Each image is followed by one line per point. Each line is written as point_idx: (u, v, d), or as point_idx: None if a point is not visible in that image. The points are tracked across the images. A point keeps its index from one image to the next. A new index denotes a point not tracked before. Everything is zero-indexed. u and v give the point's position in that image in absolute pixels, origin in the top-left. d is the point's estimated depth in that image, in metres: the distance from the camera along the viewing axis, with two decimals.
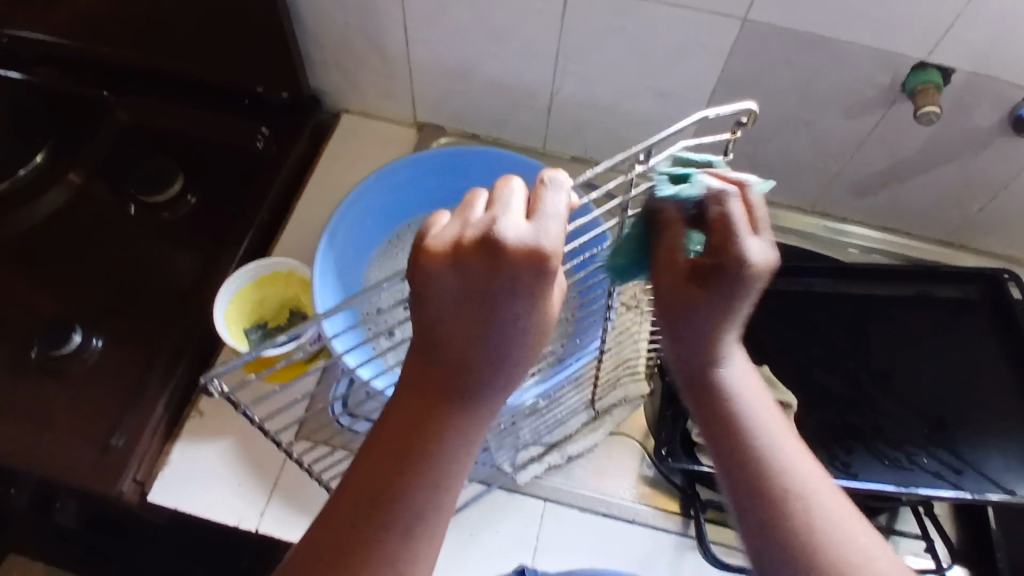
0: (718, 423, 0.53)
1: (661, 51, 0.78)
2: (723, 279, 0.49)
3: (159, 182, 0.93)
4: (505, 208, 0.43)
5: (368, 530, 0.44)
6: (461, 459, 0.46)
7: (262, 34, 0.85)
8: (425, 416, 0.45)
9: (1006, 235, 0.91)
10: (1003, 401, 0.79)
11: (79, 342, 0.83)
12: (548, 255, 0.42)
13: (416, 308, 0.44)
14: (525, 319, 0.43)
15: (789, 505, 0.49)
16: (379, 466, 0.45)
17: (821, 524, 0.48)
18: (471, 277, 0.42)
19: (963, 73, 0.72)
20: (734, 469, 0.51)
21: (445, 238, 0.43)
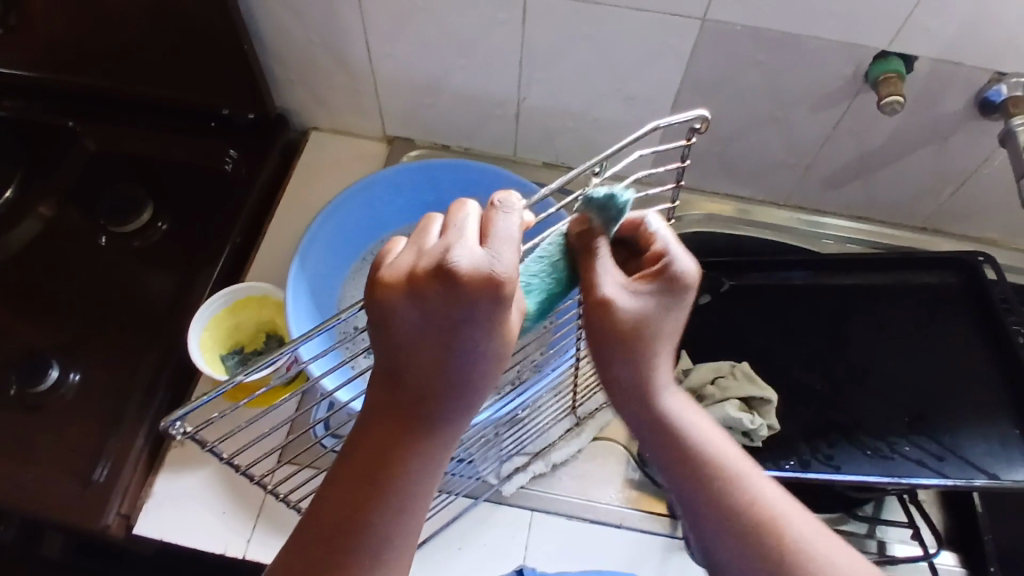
0: (672, 466, 0.51)
1: (625, 54, 0.78)
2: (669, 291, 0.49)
3: (125, 213, 0.94)
4: (459, 234, 0.41)
5: (335, 550, 0.44)
6: (424, 485, 0.45)
7: (224, 56, 0.84)
8: (387, 444, 0.44)
9: (980, 219, 0.91)
10: (984, 385, 0.79)
11: (56, 376, 0.84)
12: (503, 281, 0.40)
13: (377, 339, 0.43)
14: (487, 346, 0.42)
15: (759, 528, 0.48)
16: (340, 498, 0.44)
17: (804, 541, 0.47)
18: (428, 308, 0.41)
19: (927, 60, 0.72)
20: (698, 515, 0.49)
21: (402, 269, 0.42)
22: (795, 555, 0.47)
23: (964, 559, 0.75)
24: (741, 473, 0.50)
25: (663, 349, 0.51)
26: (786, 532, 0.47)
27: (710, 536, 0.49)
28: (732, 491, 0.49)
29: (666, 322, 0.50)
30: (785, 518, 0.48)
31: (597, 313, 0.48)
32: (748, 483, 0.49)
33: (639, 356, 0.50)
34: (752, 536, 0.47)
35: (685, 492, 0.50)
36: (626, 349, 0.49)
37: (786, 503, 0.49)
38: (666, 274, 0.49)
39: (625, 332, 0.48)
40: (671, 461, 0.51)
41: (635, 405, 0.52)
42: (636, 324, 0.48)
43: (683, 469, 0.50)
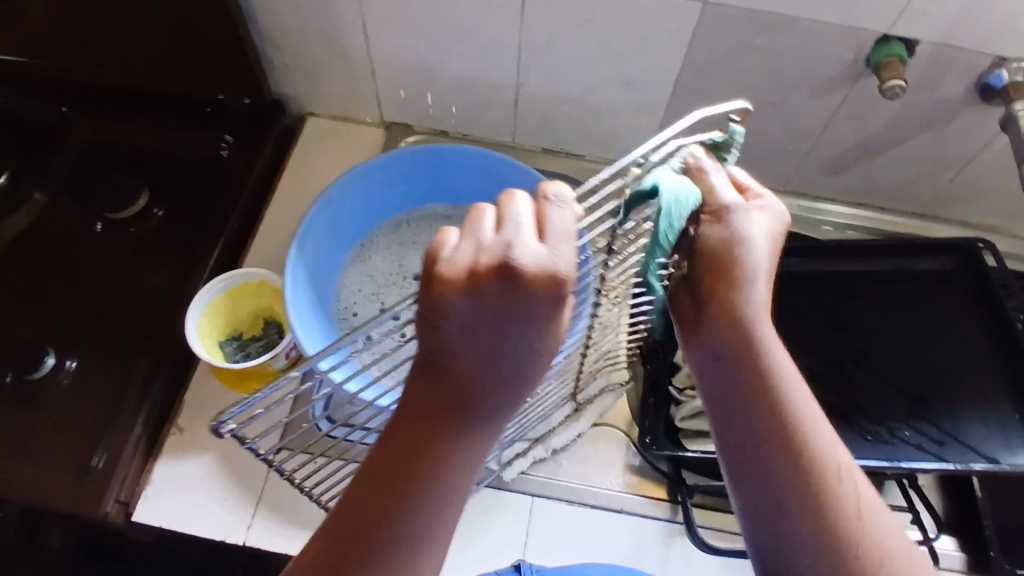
0: (759, 405, 0.46)
1: (626, 38, 0.77)
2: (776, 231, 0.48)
3: (122, 198, 0.92)
4: (518, 232, 0.41)
5: (376, 535, 0.43)
6: (468, 474, 0.44)
7: (220, 40, 0.83)
8: (435, 434, 0.43)
9: (978, 205, 0.92)
10: (984, 370, 0.79)
11: (53, 364, 0.83)
12: (566, 281, 0.40)
13: (427, 333, 0.42)
14: (541, 343, 0.42)
15: (839, 482, 0.45)
16: (385, 481, 0.43)
17: (875, 511, 0.45)
18: (488, 306, 0.41)
19: (929, 44, 0.72)
20: (767, 459, 0.46)
21: (460, 266, 0.41)
22: (864, 524, 0.44)
23: (962, 543, 0.75)
24: (823, 426, 0.46)
25: (761, 283, 0.47)
26: (860, 500, 0.45)
27: (778, 484, 0.45)
28: (808, 441, 0.45)
29: (767, 246, 0.47)
30: (859, 483, 0.45)
31: (714, 221, 0.47)
32: (827, 436, 0.46)
33: (745, 271, 0.46)
34: (820, 494, 0.44)
35: (772, 436, 0.46)
36: (732, 270, 0.46)
37: (857, 469, 0.46)
38: (766, 205, 0.48)
39: (734, 246, 0.46)
40: (750, 393, 0.47)
41: (729, 323, 0.47)
42: (746, 240, 0.46)
43: (768, 398, 0.46)
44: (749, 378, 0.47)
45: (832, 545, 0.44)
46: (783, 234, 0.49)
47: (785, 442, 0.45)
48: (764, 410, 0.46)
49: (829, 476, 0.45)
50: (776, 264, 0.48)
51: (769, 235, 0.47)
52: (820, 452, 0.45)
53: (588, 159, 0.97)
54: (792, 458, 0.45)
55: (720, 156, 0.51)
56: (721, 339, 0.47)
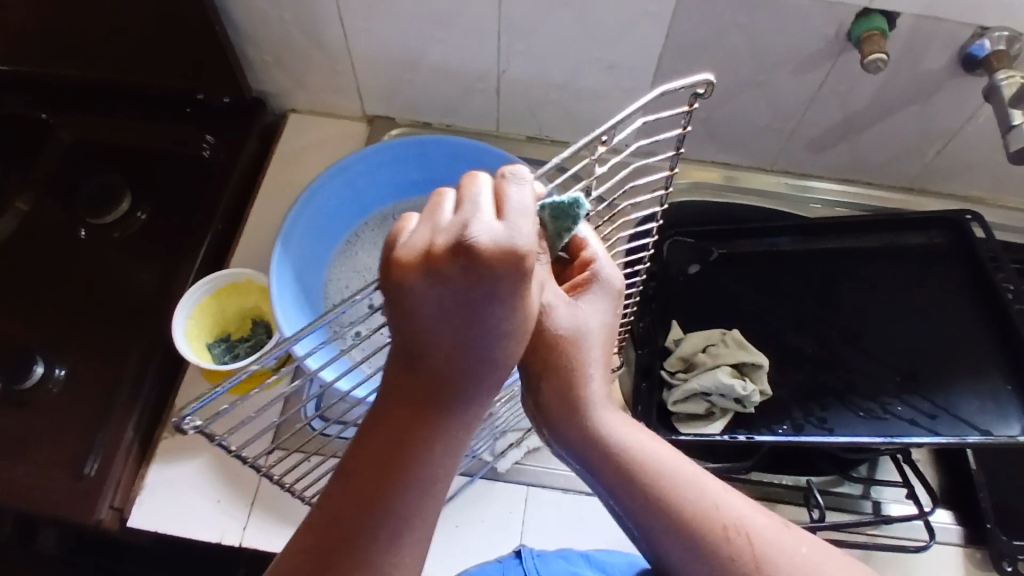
0: (621, 491, 0.48)
1: (605, 22, 0.76)
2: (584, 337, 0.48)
3: (105, 201, 0.92)
4: (475, 209, 0.40)
5: (355, 533, 0.43)
6: (447, 464, 0.44)
7: (196, 39, 0.83)
8: (407, 426, 0.43)
9: (965, 177, 0.91)
10: (974, 343, 0.79)
11: (41, 372, 0.83)
12: (525, 254, 0.39)
13: (393, 321, 0.42)
14: (509, 324, 0.41)
15: (727, 536, 0.47)
16: (361, 478, 0.44)
17: (774, 554, 0.46)
18: (449, 287, 0.39)
19: (909, 17, 0.71)
20: (648, 533, 0.48)
21: (417, 247, 0.40)
22: (765, 567, 0.46)
23: (959, 518, 0.75)
24: (693, 487, 0.48)
25: (590, 368, 0.47)
26: (756, 544, 0.46)
27: (662, 545, 0.48)
28: (677, 509, 0.47)
29: (598, 338, 0.47)
30: (750, 529, 0.47)
31: (537, 323, 0.46)
32: (700, 491, 0.48)
33: (573, 367, 0.46)
34: (708, 552, 0.46)
35: (635, 515, 0.48)
36: (568, 368, 0.46)
37: (750, 513, 0.48)
38: (598, 289, 0.48)
39: (567, 348, 0.46)
40: (611, 480, 0.48)
41: (567, 422, 0.48)
42: (578, 335, 0.46)
43: (630, 482, 0.47)
44: (598, 470, 0.48)
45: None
46: (615, 310, 0.49)
47: (654, 514, 0.47)
48: (632, 490, 0.47)
49: (713, 532, 0.47)
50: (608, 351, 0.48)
51: (592, 327, 0.47)
52: (697, 512, 0.47)
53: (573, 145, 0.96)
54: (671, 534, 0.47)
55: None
56: (570, 436, 0.48)
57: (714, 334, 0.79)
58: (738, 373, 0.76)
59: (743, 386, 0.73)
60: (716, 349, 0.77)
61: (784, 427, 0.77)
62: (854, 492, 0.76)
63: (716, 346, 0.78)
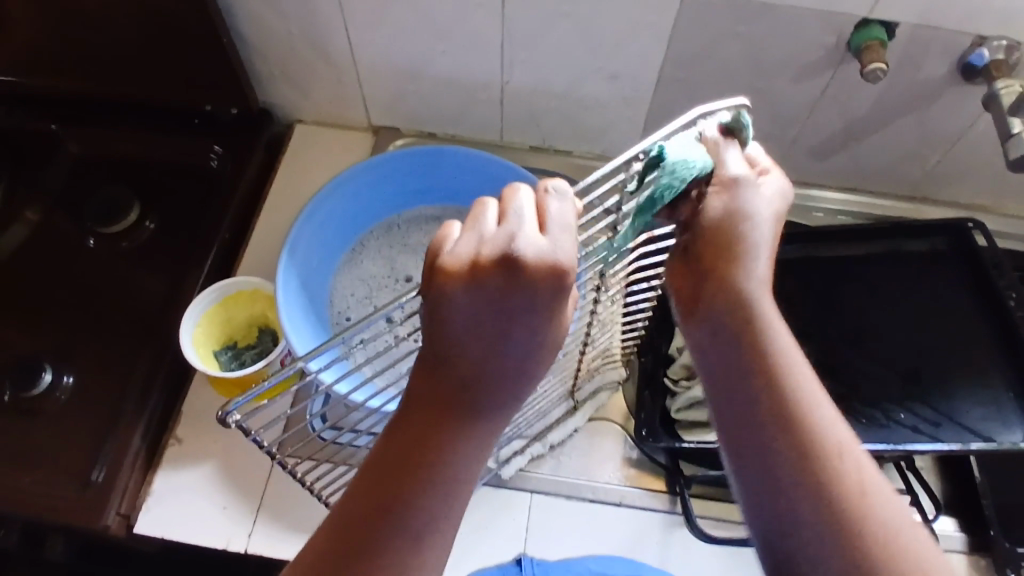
0: (756, 382, 0.48)
1: (606, 32, 0.77)
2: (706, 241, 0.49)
3: (114, 211, 0.93)
4: (521, 223, 0.42)
5: (383, 520, 0.43)
6: (475, 463, 0.44)
7: (204, 51, 0.84)
8: (442, 416, 0.44)
9: (968, 185, 0.92)
10: (977, 349, 0.79)
11: (50, 379, 0.83)
12: (568, 271, 0.41)
13: (431, 321, 0.43)
14: (543, 335, 0.43)
15: (841, 462, 0.45)
16: (392, 464, 0.44)
17: (880, 500, 0.44)
18: (491, 297, 0.41)
19: (907, 27, 0.72)
20: (765, 436, 0.46)
21: (462, 258, 0.42)
22: (869, 506, 0.44)
23: (962, 525, 0.75)
24: (821, 407, 0.47)
25: (759, 254, 0.49)
26: (863, 477, 0.45)
27: (768, 451, 0.46)
28: (808, 419, 0.46)
29: (770, 222, 0.49)
30: (862, 466, 0.45)
31: (715, 189, 0.48)
32: (821, 416, 0.46)
33: (743, 246, 0.48)
34: (822, 473, 0.45)
35: (767, 408, 0.47)
36: (730, 241, 0.49)
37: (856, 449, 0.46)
38: (771, 180, 0.50)
39: (734, 220, 0.48)
40: (750, 370, 0.48)
41: (724, 298, 0.49)
42: (746, 210, 0.48)
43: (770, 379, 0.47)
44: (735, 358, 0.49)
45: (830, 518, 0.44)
46: (786, 209, 0.50)
47: (776, 416, 0.46)
48: (765, 389, 0.47)
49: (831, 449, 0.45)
50: (777, 244, 0.50)
51: (773, 213, 0.49)
52: (818, 431, 0.46)
53: (576, 154, 0.97)
54: (794, 447, 0.45)
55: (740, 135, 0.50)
56: (717, 318, 0.49)
57: None
58: None
59: None
60: None
61: None
62: None
63: None
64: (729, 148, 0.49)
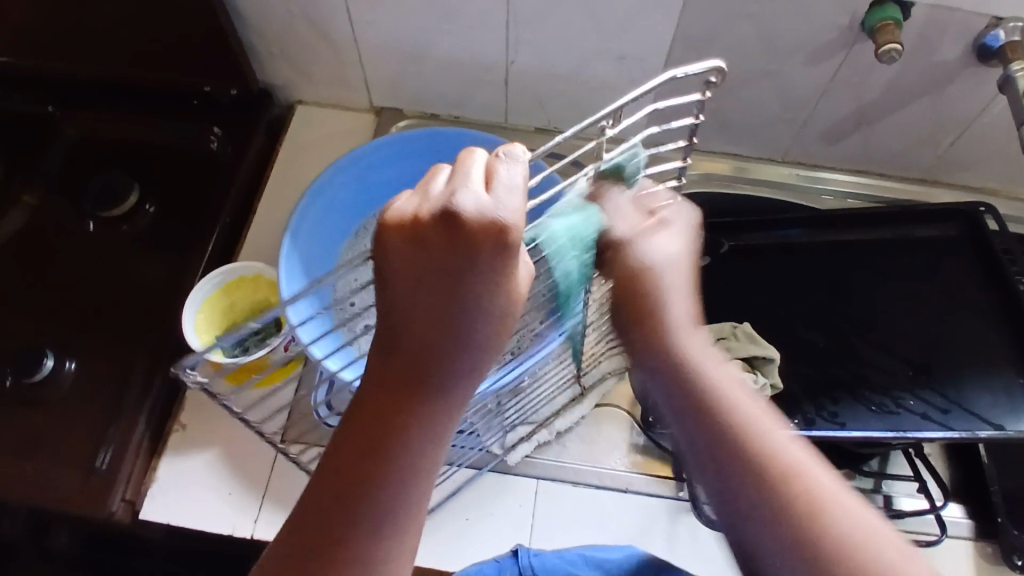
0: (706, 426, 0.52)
1: (613, 13, 0.76)
2: (630, 282, 0.53)
3: (113, 196, 0.91)
4: (465, 179, 0.40)
5: (333, 524, 0.43)
6: (428, 454, 0.44)
7: (201, 31, 0.82)
8: (387, 411, 0.43)
9: (980, 168, 0.90)
10: (986, 335, 0.78)
11: (51, 365, 0.82)
12: (510, 228, 0.39)
13: (379, 291, 0.42)
14: (491, 301, 0.41)
15: (795, 480, 0.48)
16: (341, 466, 0.43)
17: (835, 504, 0.47)
18: (433, 256, 0.40)
19: (923, 7, 0.70)
20: (718, 465, 0.50)
21: (405, 215, 0.40)
22: (830, 516, 0.47)
23: (970, 511, 0.75)
24: (770, 429, 0.51)
25: (677, 291, 0.54)
26: (812, 494, 0.47)
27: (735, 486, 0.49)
28: (756, 444, 0.50)
29: (679, 262, 0.54)
30: (817, 476, 0.48)
31: (614, 256, 0.53)
32: (771, 436, 0.50)
33: (657, 290, 0.53)
34: (787, 495, 0.47)
35: (715, 448, 0.51)
36: (641, 290, 0.53)
37: (814, 465, 0.49)
38: (672, 218, 0.55)
39: (642, 267, 0.53)
40: (689, 411, 0.52)
41: (653, 346, 0.54)
42: (648, 264, 0.53)
43: (708, 413, 0.52)
44: (682, 404, 0.53)
45: (778, 518, 0.47)
46: (693, 240, 0.56)
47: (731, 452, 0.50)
48: (708, 433, 0.51)
49: (783, 473, 0.48)
50: (695, 281, 0.56)
51: (682, 254, 0.54)
52: (773, 453, 0.49)
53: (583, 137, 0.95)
54: (751, 480, 0.49)
55: (623, 178, 0.50)
56: (657, 362, 0.54)
57: (725, 327, 0.79)
58: (749, 368, 0.75)
59: (753, 380, 0.73)
60: (727, 343, 0.76)
61: (795, 421, 0.76)
62: (865, 486, 0.76)
63: (728, 339, 0.77)
64: (620, 195, 0.51)
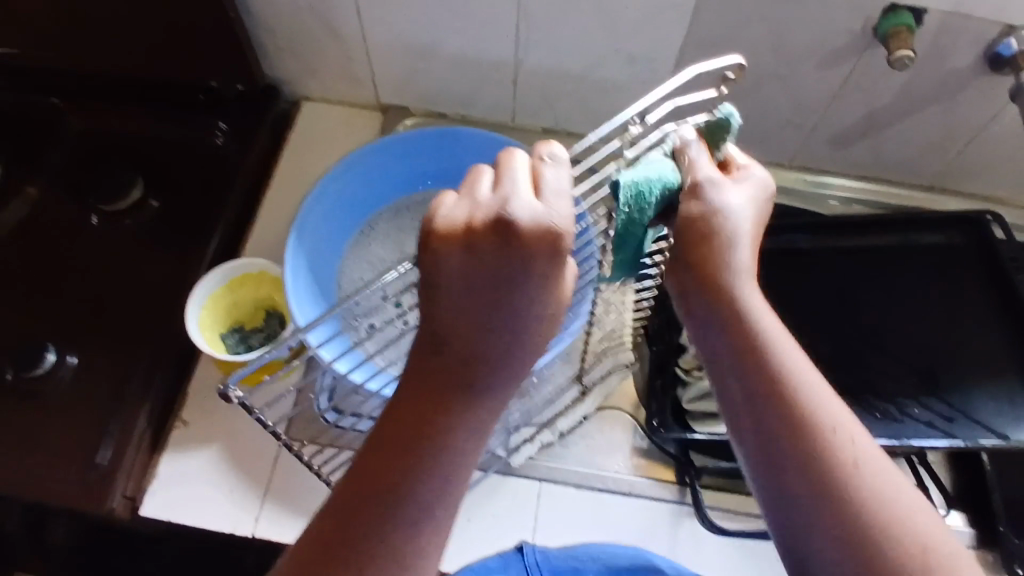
0: (749, 381, 0.46)
1: (624, 14, 0.75)
2: (705, 225, 0.47)
3: (116, 189, 0.90)
4: (515, 186, 0.41)
5: (363, 522, 0.41)
6: (468, 455, 0.43)
7: (209, 25, 0.82)
8: (431, 408, 0.42)
9: (987, 176, 0.90)
10: (991, 344, 0.79)
11: (53, 359, 0.81)
12: (563, 235, 0.40)
13: (426, 296, 0.42)
14: (540, 305, 0.42)
15: (834, 440, 0.43)
16: (378, 461, 0.42)
17: (877, 468, 0.43)
18: (484, 264, 0.40)
19: (937, 14, 0.70)
20: (761, 424, 0.45)
21: (455, 222, 0.41)
22: (862, 480, 0.42)
23: (971, 519, 0.75)
24: (814, 388, 0.45)
25: (744, 241, 0.48)
26: (858, 453, 0.43)
27: (778, 449, 0.44)
28: (800, 404, 0.44)
29: (750, 215, 0.49)
30: (856, 441, 0.44)
31: (689, 197, 0.48)
32: (814, 396, 0.45)
33: (728, 236, 0.47)
34: (827, 455, 0.43)
35: (756, 406, 0.45)
36: (712, 236, 0.47)
37: (855, 425, 0.45)
38: (749, 176, 0.50)
39: (712, 216, 0.47)
40: (742, 362, 0.46)
41: (716, 294, 0.47)
42: (723, 208, 0.47)
43: (758, 361, 0.46)
44: (734, 349, 0.47)
45: (815, 492, 0.42)
46: (768, 205, 0.50)
47: (774, 409, 0.45)
48: (750, 385, 0.46)
49: (823, 430, 0.44)
50: (759, 237, 0.49)
51: (753, 208, 0.49)
52: (813, 409, 0.44)
53: None
54: (793, 439, 0.44)
55: (716, 140, 0.50)
56: (716, 312, 0.48)
57: None
58: None
59: None
60: None
61: None
62: None
63: None
64: (698, 144, 0.49)
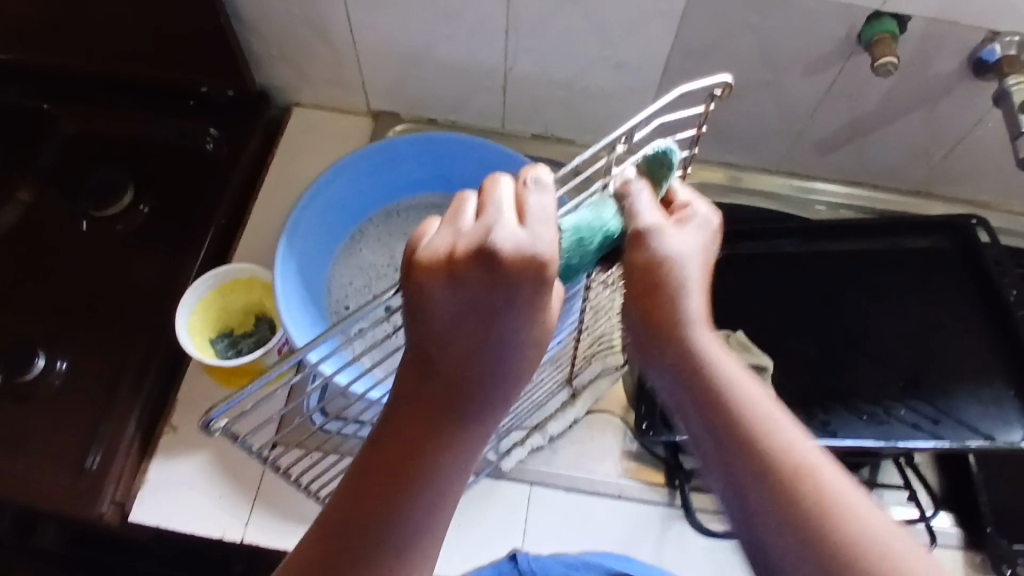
0: (711, 427, 0.42)
1: (612, 21, 0.76)
2: (649, 277, 0.44)
3: (108, 194, 0.91)
4: (500, 215, 0.40)
5: (353, 544, 0.41)
6: (455, 478, 0.43)
7: (201, 32, 0.82)
8: (419, 432, 0.42)
9: (972, 181, 0.91)
10: (975, 347, 0.79)
11: (42, 365, 0.82)
12: (547, 263, 0.40)
13: (412, 325, 0.42)
14: (527, 331, 0.42)
15: (804, 481, 0.40)
16: (366, 484, 0.42)
17: (850, 507, 0.39)
18: (468, 294, 0.40)
19: (920, 21, 0.71)
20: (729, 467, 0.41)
21: (439, 251, 0.41)
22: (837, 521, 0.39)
23: (959, 520, 0.75)
24: (781, 429, 0.42)
25: (691, 278, 0.45)
26: (827, 496, 0.40)
27: (750, 495, 0.40)
28: (766, 446, 0.41)
29: (695, 262, 0.45)
30: (826, 479, 0.40)
31: (633, 244, 0.45)
32: (782, 436, 0.41)
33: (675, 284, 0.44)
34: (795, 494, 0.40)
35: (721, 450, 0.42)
36: (658, 288, 0.44)
37: (828, 464, 0.41)
38: (692, 215, 0.47)
39: (660, 264, 0.44)
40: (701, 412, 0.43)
41: (663, 344, 0.44)
42: (672, 258, 0.44)
43: (719, 407, 0.42)
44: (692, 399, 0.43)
45: (782, 522, 0.39)
46: (713, 244, 0.48)
47: (739, 452, 0.41)
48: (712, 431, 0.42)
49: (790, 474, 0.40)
50: (708, 282, 0.46)
51: (700, 250, 0.46)
52: (779, 453, 0.41)
53: (578, 143, 0.96)
54: (764, 488, 0.40)
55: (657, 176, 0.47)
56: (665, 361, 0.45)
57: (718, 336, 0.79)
58: None
59: None
60: None
61: None
62: None
63: None
64: (645, 189, 0.46)
